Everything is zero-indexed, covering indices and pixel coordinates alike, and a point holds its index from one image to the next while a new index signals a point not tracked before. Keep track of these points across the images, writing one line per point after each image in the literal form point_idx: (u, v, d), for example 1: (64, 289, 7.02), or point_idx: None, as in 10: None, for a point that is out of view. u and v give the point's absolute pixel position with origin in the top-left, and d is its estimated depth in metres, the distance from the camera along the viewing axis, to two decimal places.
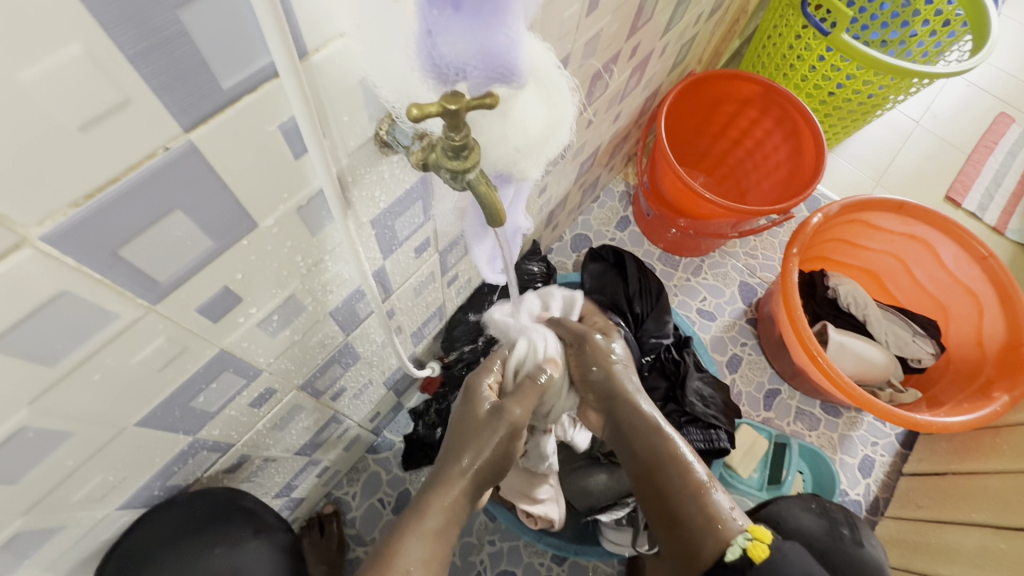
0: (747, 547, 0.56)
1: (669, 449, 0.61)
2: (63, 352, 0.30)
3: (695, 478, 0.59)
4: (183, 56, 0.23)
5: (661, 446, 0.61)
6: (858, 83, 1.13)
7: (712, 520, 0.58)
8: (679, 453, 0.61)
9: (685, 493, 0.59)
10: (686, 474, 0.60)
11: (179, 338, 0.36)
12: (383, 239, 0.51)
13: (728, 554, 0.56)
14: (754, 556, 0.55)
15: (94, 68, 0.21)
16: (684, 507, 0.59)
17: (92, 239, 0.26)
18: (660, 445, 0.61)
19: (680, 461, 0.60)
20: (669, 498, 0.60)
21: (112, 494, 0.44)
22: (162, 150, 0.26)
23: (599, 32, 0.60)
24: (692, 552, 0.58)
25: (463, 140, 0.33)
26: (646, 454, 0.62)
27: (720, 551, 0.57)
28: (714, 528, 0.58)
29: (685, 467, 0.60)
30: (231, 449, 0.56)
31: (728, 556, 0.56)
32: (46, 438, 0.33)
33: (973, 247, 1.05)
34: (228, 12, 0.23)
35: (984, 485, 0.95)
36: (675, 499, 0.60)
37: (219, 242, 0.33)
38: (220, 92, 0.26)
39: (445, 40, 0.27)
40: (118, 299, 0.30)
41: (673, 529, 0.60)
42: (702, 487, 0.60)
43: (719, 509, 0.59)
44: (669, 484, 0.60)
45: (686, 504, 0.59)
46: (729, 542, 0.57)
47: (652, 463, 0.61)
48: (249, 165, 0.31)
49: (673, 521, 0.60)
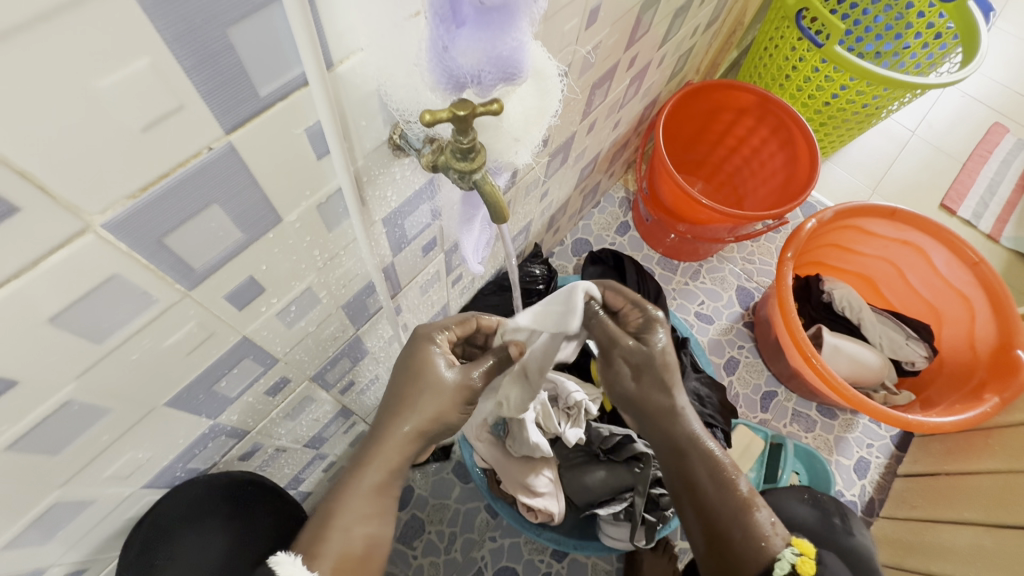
0: (798, 563, 0.57)
1: (704, 458, 0.62)
2: (109, 331, 0.33)
3: (742, 495, 0.61)
4: (227, 67, 0.27)
5: (699, 458, 0.62)
6: (852, 93, 1.16)
7: (754, 536, 0.60)
8: (721, 467, 0.62)
9: (728, 509, 0.61)
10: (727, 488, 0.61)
11: (208, 323, 0.40)
12: (393, 238, 0.54)
13: (777, 569, 0.58)
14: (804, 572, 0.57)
15: (156, 76, 0.24)
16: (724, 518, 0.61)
17: (142, 228, 0.29)
18: (698, 456, 0.62)
19: (722, 477, 0.62)
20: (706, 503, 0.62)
21: (139, 472, 0.47)
22: (206, 149, 0.29)
23: (598, 45, 0.64)
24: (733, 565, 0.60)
25: (469, 143, 0.36)
26: (687, 466, 0.63)
27: (768, 564, 0.58)
28: (758, 541, 0.59)
29: (726, 484, 0.62)
30: (246, 437, 0.59)
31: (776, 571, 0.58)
32: (88, 411, 0.36)
33: (964, 253, 1.08)
34: (268, 29, 0.27)
35: (975, 484, 0.97)
36: (720, 518, 0.61)
37: (247, 235, 0.36)
38: (256, 99, 0.29)
39: (460, 50, 0.30)
40: (159, 284, 0.33)
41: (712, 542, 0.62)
42: (746, 501, 0.61)
43: (762, 525, 0.60)
44: (713, 500, 0.62)
45: (729, 522, 0.61)
46: (775, 558, 0.58)
47: (691, 475, 0.63)
48: (277, 165, 0.34)
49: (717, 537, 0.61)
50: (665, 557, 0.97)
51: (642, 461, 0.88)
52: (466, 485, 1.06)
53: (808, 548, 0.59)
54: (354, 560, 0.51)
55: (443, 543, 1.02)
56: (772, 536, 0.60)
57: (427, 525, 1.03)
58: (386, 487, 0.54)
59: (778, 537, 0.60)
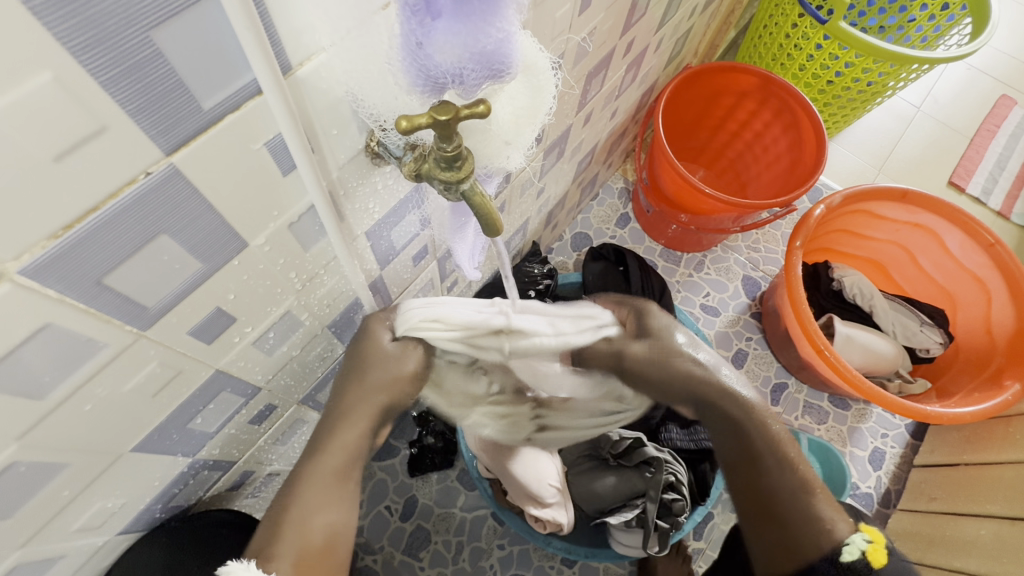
0: (869, 551, 0.48)
1: (767, 442, 0.52)
2: (51, 384, 0.29)
3: (806, 477, 0.51)
4: (157, 79, 0.22)
5: (761, 436, 0.52)
6: (858, 71, 1.10)
7: (817, 521, 0.50)
8: (782, 447, 0.52)
9: (795, 492, 0.51)
10: (791, 471, 0.51)
11: (173, 362, 0.36)
12: (379, 251, 0.50)
13: (845, 554, 0.49)
14: (874, 561, 0.48)
15: (65, 95, 0.20)
16: (789, 508, 0.51)
17: (74, 269, 0.25)
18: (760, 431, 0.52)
19: (790, 456, 0.52)
20: (771, 495, 0.52)
21: (111, 520, 0.44)
22: (143, 175, 0.25)
23: (593, 30, 0.59)
24: (792, 550, 0.51)
25: (455, 150, 0.31)
26: (747, 443, 0.52)
27: (835, 550, 0.49)
28: (824, 525, 0.50)
29: (794, 462, 0.52)
30: (233, 468, 0.56)
31: (844, 557, 0.48)
32: (38, 471, 0.33)
33: (979, 234, 1.03)
34: (203, 29, 0.22)
35: (999, 474, 0.93)
36: (781, 501, 0.51)
37: (208, 264, 0.32)
38: (199, 113, 0.25)
39: (436, 45, 0.26)
40: (105, 328, 0.29)
41: (771, 526, 0.52)
42: (812, 484, 0.51)
43: (823, 509, 0.51)
44: (781, 483, 0.51)
45: (796, 503, 0.51)
46: (842, 542, 0.49)
47: (750, 452, 0.52)
48: (233, 184, 0.30)
49: (771, 518, 0.52)
50: (680, 559, 0.94)
51: (653, 465, 0.86)
52: (470, 493, 1.03)
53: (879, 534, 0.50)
54: (314, 554, 0.40)
55: (450, 553, 0.99)
56: (837, 520, 0.50)
57: (433, 536, 1.00)
58: (346, 469, 0.44)
59: (843, 519, 0.51)
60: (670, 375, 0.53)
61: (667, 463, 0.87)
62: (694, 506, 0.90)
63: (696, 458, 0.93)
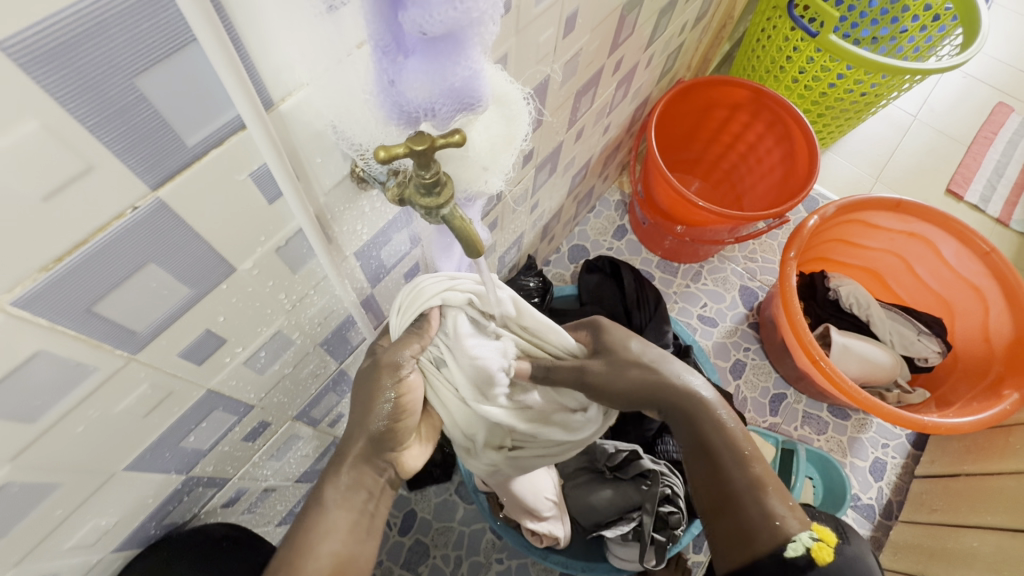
0: (814, 548, 0.46)
1: (724, 439, 0.52)
2: (43, 409, 0.30)
3: (757, 472, 0.51)
4: (141, 121, 0.24)
5: (718, 432, 0.52)
6: (850, 82, 1.11)
7: (769, 516, 0.49)
8: (736, 442, 0.52)
9: (744, 489, 0.50)
10: (743, 467, 0.51)
11: (163, 383, 0.37)
12: (369, 270, 0.51)
13: (789, 550, 0.47)
14: (819, 558, 0.46)
15: (52, 140, 0.21)
16: (736, 503, 0.50)
17: (64, 299, 0.27)
18: (710, 423, 0.53)
19: (740, 453, 0.52)
20: (719, 486, 0.52)
21: (105, 538, 0.45)
22: (130, 210, 0.26)
23: (579, 51, 0.61)
24: (739, 544, 0.50)
25: (433, 176, 0.33)
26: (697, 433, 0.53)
27: (778, 546, 0.47)
28: (771, 521, 0.49)
29: (745, 458, 0.52)
30: (228, 484, 0.57)
31: (788, 552, 0.47)
32: (31, 490, 0.34)
33: (974, 243, 1.04)
34: (185, 73, 0.24)
35: (999, 485, 0.93)
36: (728, 494, 0.51)
37: (197, 289, 0.34)
38: (183, 149, 0.26)
39: (408, 82, 0.27)
40: (96, 352, 0.30)
41: (718, 518, 0.52)
42: (763, 482, 0.50)
43: (775, 506, 0.49)
44: (730, 478, 0.51)
45: (742, 500, 0.50)
46: (789, 539, 0.47)
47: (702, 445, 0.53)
48: (221, 215, 0.31)
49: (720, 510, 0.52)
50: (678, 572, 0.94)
51: (650, 478, 0.85)
52: (469, 506, 1.03)
53: (831, 536, 0.48)
54: None
55: (448, 567, 0.99)
56: (785, 516, 0.49)
57: (432, 550, 1.00)
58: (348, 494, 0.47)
59: (796, 517, 0.49)
60: (639, 381, 0.54)
61: (664, 476, 0.87)
62: (691, 518, 0.90)
63: None
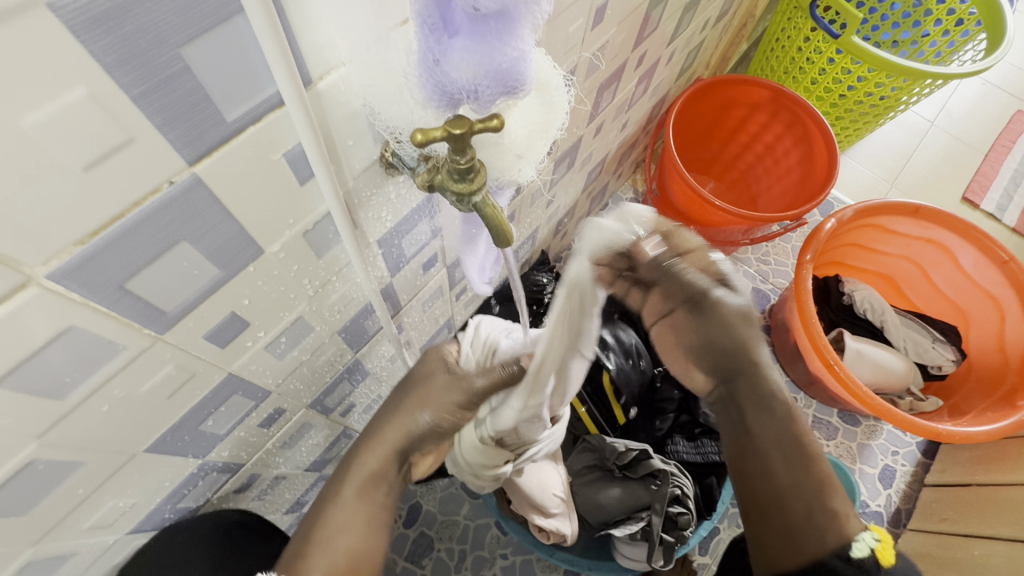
0: (878, 548, 0.50)
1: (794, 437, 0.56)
2: (69, 387, 0.30)
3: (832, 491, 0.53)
4: (184, 94, 0.23)
5: (782, 429, 0.58)
6: (870, 85, 1.10)
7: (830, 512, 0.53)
8: (802, 442, 0.57)
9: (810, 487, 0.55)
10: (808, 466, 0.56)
11: (188, 365, 0.36)
12: (390, 258, 0.51)
13: (855, 550, 0.50)
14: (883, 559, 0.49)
15: (98, 109, 0.21)
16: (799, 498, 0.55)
17: (97, 275, 0.26)
18: (781, 414, 0.58)
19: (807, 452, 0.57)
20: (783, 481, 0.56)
21: (122, 519, 0.45)
22: (167, 185, 0.26)
23: (605, 44, 0.60)
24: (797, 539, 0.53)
25: (468, 162, 0.32)
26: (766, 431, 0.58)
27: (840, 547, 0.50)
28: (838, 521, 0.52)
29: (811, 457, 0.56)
30: (241, 470, 0.56)
31: (855, 552, 0.50)
32: (55, 468, 0.33)
33: (993, 251, 1.02)
34: (228, 46, 0.23)
35: (1010, 496, 0.92)
36: (789, 491, 0.55)
37: (226, 270, 0.33)
38: (222, 125, 0.26)
39: (453, 62, 0.26)
40: (124, 332, 0.30)
41: (775, 512, 0.55)
42: (827, 482, 0.55)
43: (838, 506, 0.54)
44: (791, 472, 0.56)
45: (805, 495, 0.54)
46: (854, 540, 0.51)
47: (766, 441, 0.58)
48: (253, 195, 0.31)
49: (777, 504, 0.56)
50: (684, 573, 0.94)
51: (659, 478, 0.85)
52: (474, 501, 1.03)
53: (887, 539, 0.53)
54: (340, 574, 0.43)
55: (453, 561, 0.98)
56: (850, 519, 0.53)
57: (437, 544, 1.00)
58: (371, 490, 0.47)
59: (857, 521, 0.53)
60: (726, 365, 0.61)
61: (674, 477, 0.86)
62: (700, 520, 0.89)
63: (702, 471, 0.93)
